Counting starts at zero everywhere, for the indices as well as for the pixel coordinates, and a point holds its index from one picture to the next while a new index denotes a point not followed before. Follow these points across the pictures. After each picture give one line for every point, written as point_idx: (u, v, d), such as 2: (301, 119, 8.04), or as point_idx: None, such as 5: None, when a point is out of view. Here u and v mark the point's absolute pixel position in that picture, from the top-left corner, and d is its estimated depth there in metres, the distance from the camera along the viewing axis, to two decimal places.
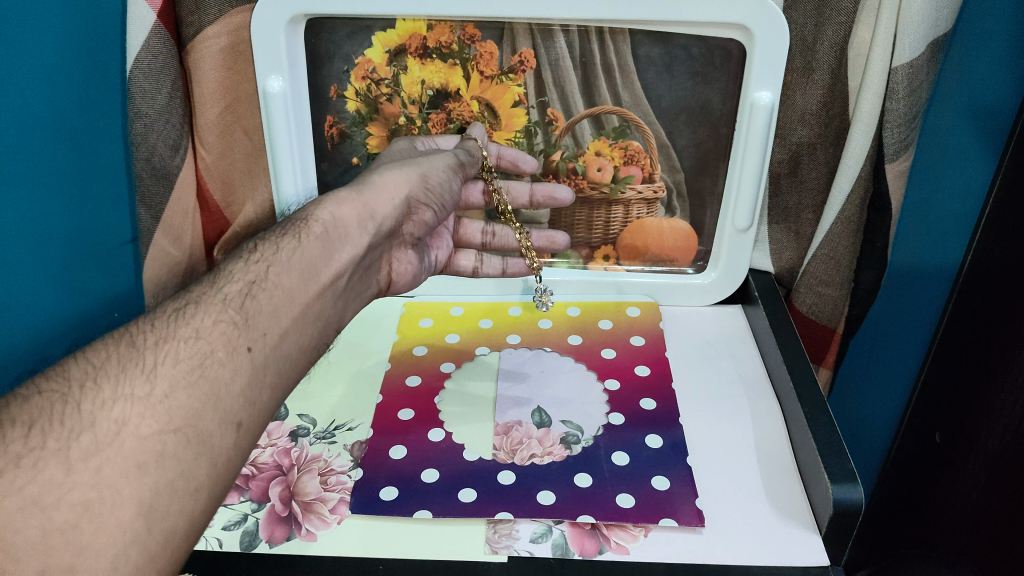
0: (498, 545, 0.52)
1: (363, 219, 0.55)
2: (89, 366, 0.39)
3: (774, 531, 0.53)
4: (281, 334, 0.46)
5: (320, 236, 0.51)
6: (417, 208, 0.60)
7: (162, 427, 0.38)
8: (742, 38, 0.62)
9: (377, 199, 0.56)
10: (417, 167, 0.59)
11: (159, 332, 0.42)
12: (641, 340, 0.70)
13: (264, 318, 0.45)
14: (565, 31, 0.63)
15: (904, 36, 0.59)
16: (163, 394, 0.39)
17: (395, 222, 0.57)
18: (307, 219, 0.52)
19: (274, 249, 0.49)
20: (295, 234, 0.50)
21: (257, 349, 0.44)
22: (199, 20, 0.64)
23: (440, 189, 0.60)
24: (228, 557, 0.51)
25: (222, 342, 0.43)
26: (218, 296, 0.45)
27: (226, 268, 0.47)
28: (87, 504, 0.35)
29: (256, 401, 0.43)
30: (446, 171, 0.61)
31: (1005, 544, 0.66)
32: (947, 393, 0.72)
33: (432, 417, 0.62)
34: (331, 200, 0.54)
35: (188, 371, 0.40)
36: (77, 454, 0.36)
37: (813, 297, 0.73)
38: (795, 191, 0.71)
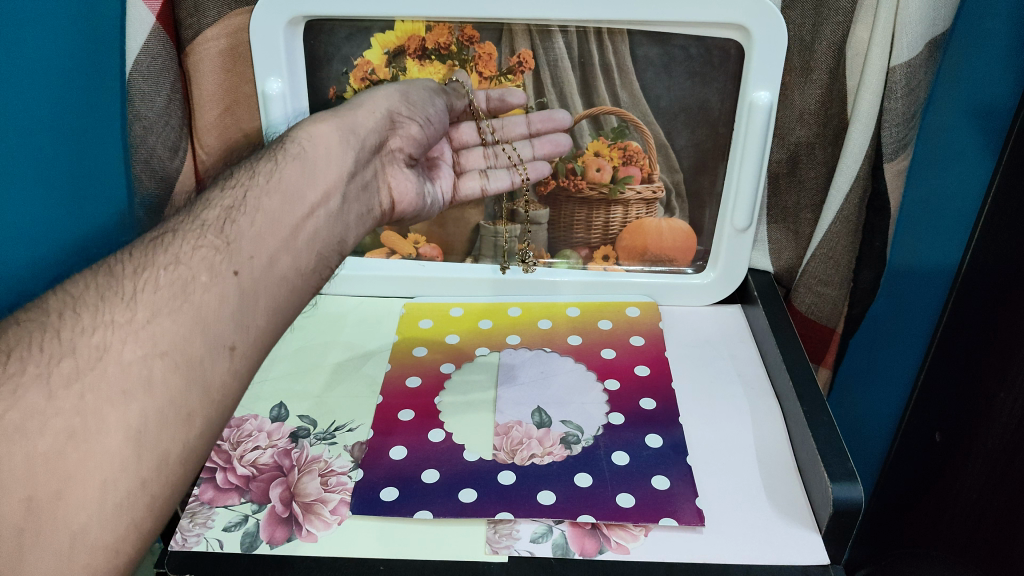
0: (499, 545, 0.52)
1: (344, 134, 0.55)
2: (68, 297, 0.40)
3: (775, 531, 0.53)
4: (270, 259, 0.45)
5: (296, 157, 0.50)
6: (401, 121, 0.62)
7: (147, 351, 0.38)
8: (740, 37, 0.62)
9: (361, 113, 0.59)
10: (398, 87, 0.64)
11: (137, 261, 0.42)
12: (640, 339, 0.70)
13: (249, 243, 0.44)
14: (564, 32, 0.63)
15: (902, 36, 0.59)
16: (146, 319, 0.39)
17: (381, 135, 0.60)
18: (287, 143, 0.52)
19: (251, 175, 0.48)
20: (273, 158, 0.50)
21: (244, 274, 0.43)
22: (198, 23, 0.64)
23: (420, 104, 0.64)
24: (229, 558, 0.52)
25: (204, 268, 0.42)
26: (196, 223, 0.44)
27: (204, 198, 0.47)
28: (71, 432, 0.35)
29: (249, 327, 0.43)
30: (425, 91, 0.65)
31: (1005, 543, 0.65)
32: (943, 384, 0.73)
33: (432, 418, 0.62)
34: (314, 117, 0.56)
35: (171, 298, 0.40)
36: (58, 381, 0.36)
37: (811, 296, 0.73)
38: (794, 191, 0.71)
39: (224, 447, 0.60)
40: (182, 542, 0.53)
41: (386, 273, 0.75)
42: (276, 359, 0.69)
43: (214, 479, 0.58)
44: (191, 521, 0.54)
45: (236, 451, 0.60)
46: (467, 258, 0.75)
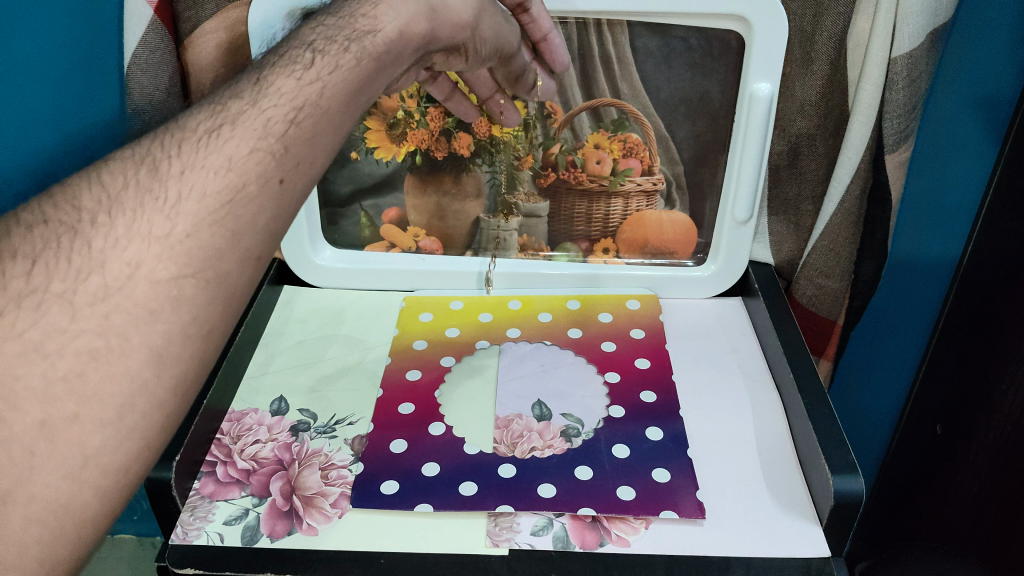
0: (499, 537, 0.52)
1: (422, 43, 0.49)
2: (104, 194, 0.37)
3: (776, 523, 0.53)
4: (314, 163, 0.42)
5: (372, 54, 0.44)
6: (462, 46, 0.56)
7: (180, 270, 0.36)
8: (741, 29, 0.61)
9: (445, 23, 0.51)
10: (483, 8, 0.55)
11: (185, 158, 0.38)
12: (640, 332, 0.69)
13: (302, 151, 0.41)
14: (564, 23, 0.63)
15: (904, 27, 0.59)
16: (185, 233, 0.37)
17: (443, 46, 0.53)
18: (364, 16, 0.46)
19: (332, 65, 0.42)
20: (355, 49, 0.44)
21: (289, 183, 0.40)
22: (197, 15, 0.64)
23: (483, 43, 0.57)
24: (229, 551, 0.52)
25: (255, 173, 0.39)
26: (261, 118, 0.40)
27: (273, 79, 0.41)
28: (94, 352, 0.34)
29: (278, 233, 0.41)
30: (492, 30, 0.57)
31: (1006, 535, 0.65)
32: (945, 376, 0.72)
33: (433, 410, 0.62)
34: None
35: (214, 209, 0.37)
36: (84, 298, 0.35)
37: (812, 288, 0.72)
38: (794, 182, 0.71)
39: (224, 441, 0.60)
40: (182, 535, 0.53)
41: (386, 264, 0.75)
42: (276, 353, 0.69)
43: (215, 473, 0.58)
44: (191, 515, 0.54)
45: (237, 445, 0.60)
46: (468, 250, 0.75)
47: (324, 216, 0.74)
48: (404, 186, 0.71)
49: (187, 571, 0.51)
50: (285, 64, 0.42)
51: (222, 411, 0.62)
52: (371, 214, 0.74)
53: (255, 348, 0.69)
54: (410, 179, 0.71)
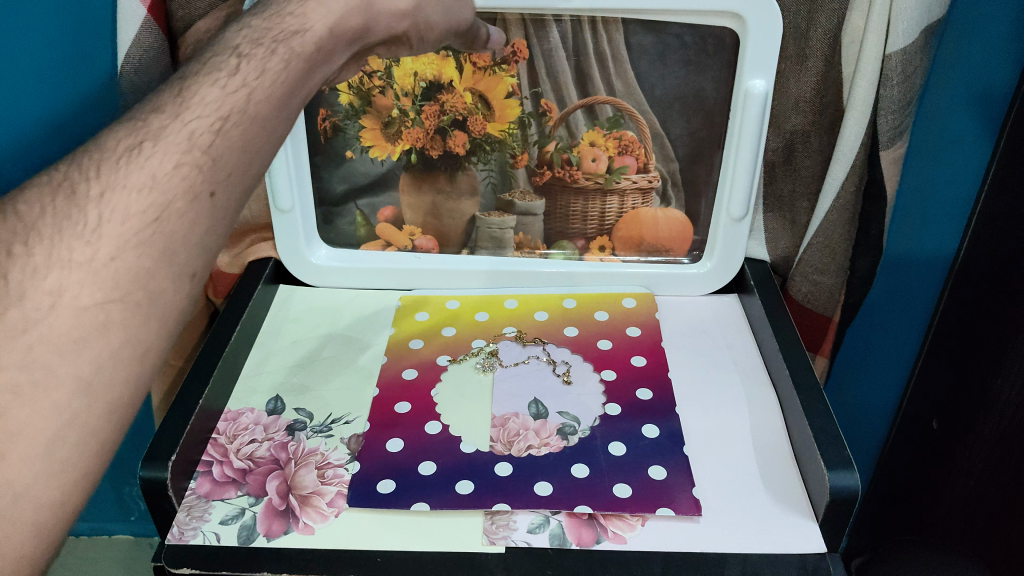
0: (496, 535, 0.52)
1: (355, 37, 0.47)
2: (20, 223, 0.36)
3: (772, 519, 0.54)
4: (248, 168, 0.40)
5: (299, 52, 0.42)
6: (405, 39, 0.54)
7: (106, 294, 0.36)
8: (735, 26, 0.61)
9: (385, 9, 0.49)
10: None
11: (105, 179, 0.37)
12: (636, 330, 0.69)
13: (231, 160, 0.39)
14: (558, 20, 0.63)
15: (898, 24, 0.60)
16: (110, 255, 0.36)
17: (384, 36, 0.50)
18: (291, 13, 0.43)
19: (257, 67, 0.40)
20: (280, 49, 0.41)
21: (220, 194, 0.39)
22: (189, 14, 0.64)
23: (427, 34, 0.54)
24: (226, 551, 0.52)
25: (181, 189, 0.38)
26: (183, 132, 0.38)
27: (195, 88, 0.40)
28: (16, 389, 0.34)
29: (214, 247, 0.40)
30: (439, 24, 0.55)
31: (1004, 526, 0.65)
32: (943, 371, 0.72)
33: (429, 409, 0.62)
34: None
35: (139, 228, 0.37)
36: (6, 332, 0.34)
37: (808, 285, 0.72)
38: (789, 179, 0.71)
39: (220, 441, 0.60)
40: (179, 535, 0.53)
41: (382, 263, 0.75)
42: (272, 352, 0.69)
43: (211, 473, 0.57)
44: (188, 515, 0.54)
45: (233, 445, 0.60)
46: (464, 249, 0.75)
47: (320, 215, 0.74)
48: (399, 184, 0.71)
49: (184, 570, 0.51)
50: (208, 73, 0.40)
51: (218, 410, 0.62)
52: (367, 213, 0.74)
53: (251, 348, 0.69)
54: (405, 178, 0.71)
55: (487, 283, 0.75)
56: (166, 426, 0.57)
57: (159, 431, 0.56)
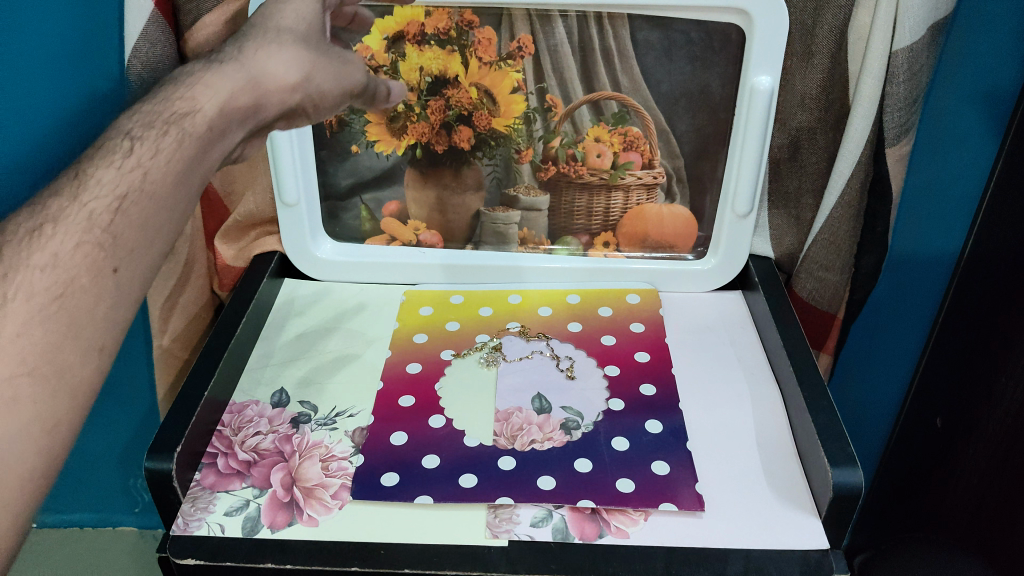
0: (499, 529, 0.53)
1: (256, 110, 0.49)
2: None
3: (775, 515, 0.54)
4: (149, 244, 0.43)
5: (187, 122, 0.45)
6: (300, 113, 0.53)
7: (13, 370, 0.37)
8: (741, 22, 0.62)
9: (272, 85, 0.49)
10: (312, 62, 0.51)
11: (6, 261, 0.38)
12: (640, 326, 0.69)
13: (134, 234, 0.42)
14: (564, 16, 0.63)
15: (904, 21, 0.60)
16: (16, 332, 0.37)
17: (285, 110, 0.51)
18: (181, 98, 0.46)
19: (151, 150, 0.44)
20: (174, 129, 0.45)
21: (124, 270, 0.42)
22: (198, 8, 0.65)
23: (331, 103, 0.54)
24: (230, 542, 0.52)
25: (86, 266, 0.40)
26: (82, 212, 0.41)
27: (93, 174, 0.42)
28: None
29: (119, 321, 0.42)
30: (337, 92, 0.54)
31: (1006, 526, 0.64)
32: (946, 367, 0.73)
33: (433, 403, 0.62)
34: (212, 74, 0.47)
35: (48, 302, 0.38)
36: None
37: (813, 282, 0.72)
38: (795, 176, 0.71)
39: (225, 433, 0.60)
40: (184, 526, 0.53)
41: (386, 257, 0.75)
42: (277, 345, 0.69)
43: (215, 465, 0.58)
44: (192, 506, 0.55)
45: (237, 437, 0.60)
46: (468, 244, 0.75)
47: (325, 209, 0.74)
48: (404, 179, 0.71)
49: (189, 561, 0.51)
50: (104, 155, 0.43)
51: (223, 402, 0.62)
52: (372, 207, 0.74)
53: (255, 341, 0.69)
54: (410, 173, 0.71)
55: (491, 278, 0.75)
56: (171, 417, 0.57)
57: (164, 423, 0.57)
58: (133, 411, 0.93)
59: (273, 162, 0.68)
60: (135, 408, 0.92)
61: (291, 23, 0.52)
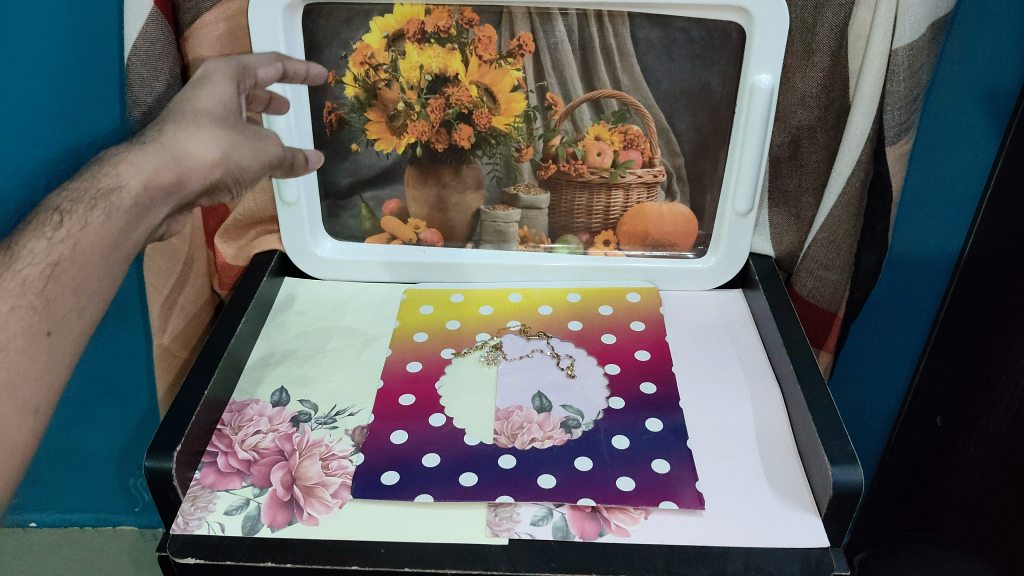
0: (499, 528, 0.53)
1: (178, 187, 0.51)
2: None
3: (776, 514, 0.54)
4: (79, 311, 0.46)
5: (111, 199, 0.47)
6: (223, 189, 0.55)
7: None
8: (742, 20, 0.62)
9: (194, 163, 0.51)
10: (230, 140, 0.53)
11: None
12: (640, 324, 0.69)
13: (66, 302, 0.45)
14: (564, 14, 0.63)
15: (904, 19, 0.59)
16: None
17: (208, 187, 0.53)
18: (105, 176, 0.48)
19: (78, 223, 0.46)
20: (98, 203, 0.47)
21: (57, 334, 0.44)
22: (197, 7, 0.64)
23: (252, 176, 0.55)
24: (230, 541, 0.52)
25: (21, 330, 0.43)
26: (15, 280, 0.43)
27: (24, 244, 0.45)
28: None
29: (55, 382, 0.45)
30: (262, 163, 0.56)
31: (1006, 525, 0.64)
32: (946, 367, 0.73)
33: (433, 402, 0.62)
34: (135, 154, 0.50)
35: None
36: None
37: (813, 281, 0.72)
38: (795, 175, 0.71)
39: (225, 431, 0.60)
40: (183, 525, 0.53)
41: (386, 256, 0.75)
42: (277, 344, 0.69)
43: (215, 464, 0.58)
44: (192, 505, 0.55)
45: (238, 435, 0.60)
46: (469, 243, 0.75)
47: (325, 208, 0.74)
48: (404, 178, 0.71)
49: (188, 560, 0.51)
50: (34, 229, 0.45)
51: (222, 401, 0.62)
52: (372, 206, 0.74)
53: (255, 340, 0.69)
54: (410, 172, 0.71)
55: (491, 277, 0.75)
56: (171, 415, 0.57)
57: (163, 421, 0.56)
58: (134, 410, 0.93)
59: None
60: (135, 407, 0.92)
61: (207, 107, 0.55)
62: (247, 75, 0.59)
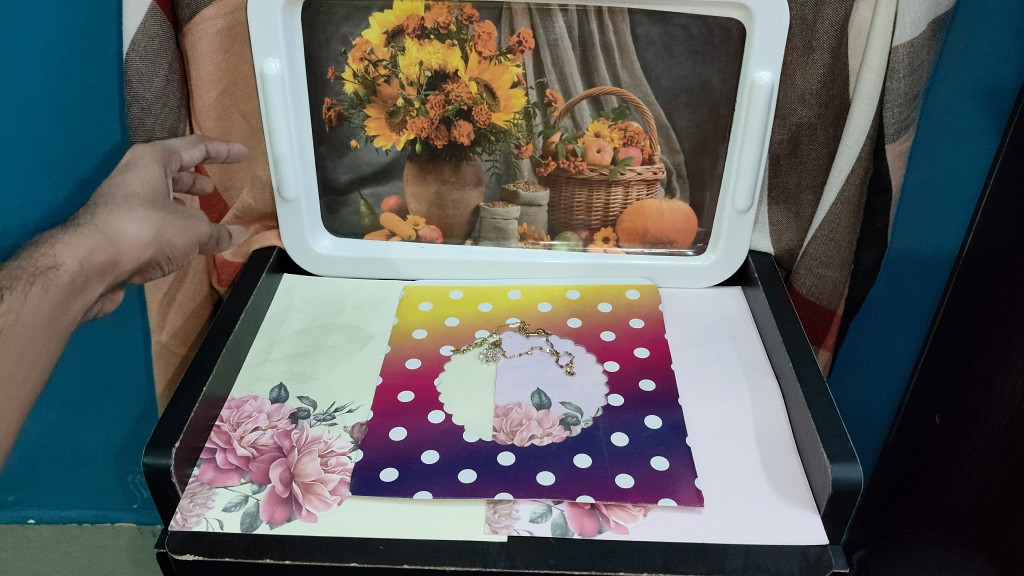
0: (499, 524, 0.53)
1: (111, 268, 0.54)
2: None
3: (775, 511, 0.54)
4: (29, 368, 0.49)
5: (49, 280, 0.50)
6: (153, 267, 0.58)
7: None
8: (742, 17, 0.61)
9: (126, 244, 0.55)
10: (161, 220, 0.57)
11: None
12: (640, 322, 0.69)
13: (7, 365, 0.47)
14: (564, 10, 0.63)
15: (905, 15, 0.59)
16: None
17: (137, 268, 0.56)
18: (41, 256, 0.51)
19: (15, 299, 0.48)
20: (33, 282, 0.49)
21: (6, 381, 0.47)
22: (195, 3, 0.64)
23: (182, 255, 0.59)
24: (229, 538, 0.52)
25: None
26: None
27: None
28: None
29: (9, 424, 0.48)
30: (192, 241, 0.59)
31: (1004, 524, 0.64)
32: (943, 364, 0.73)
33: (432, 399, 0.62)
34: (68, 236, 0.53)
35: None
36: None
37: (812, 278, 0.72)
38: (795, 172, 0.71)
39: (223, 428, 0.60)
40: (182, 521, 0.53)
41: (385, 253, 0.75)
42: (276, 341, 0.69)
43: (214, 461, 0.58)
44: (191, 502, 0.54)
45: (236, 432, 0.60)
46: (468, 240, 0.75)
47: (324, 205, 0.74)
48: (402, 175, 0.71)
49: (187, 556, 0.51)
50: None
51: (221, 398, 0.62)
52: (371, 202, 0.74)
53: (255, 336, 0.69)
54: (409, 168, 0.71)
55: (490, 275, 0.75)
56: (169, 412, 0.57)
57: (161, 418, 0.56)
58: (132, 407, 0.92)
59: (272, 157, 0.68)
60: (134, 404, 0.92)
61: (138, 190, 0.58)
62: (172, 158, 0.63)
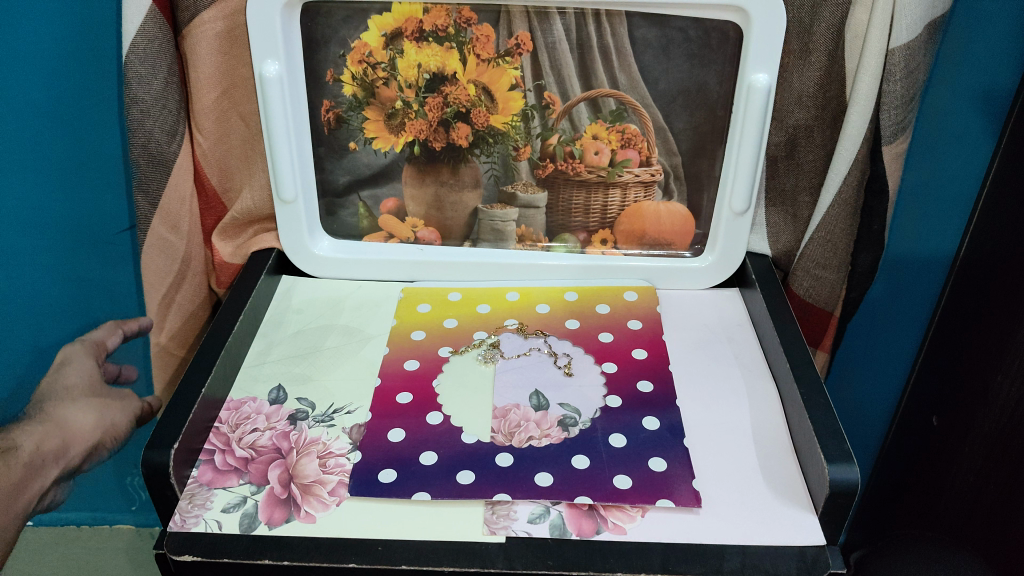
0: (497, 525, 0.53)
1: (66, 449, 0.62)
2: None
3: (773, 513, 0.54)
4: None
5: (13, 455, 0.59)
6: (106, 448, 0.66)
7: None
8: (739, 20, 0.62)
9: (75, 428, 0.64)
10: (101, 403, 0.67)
11: None
12: (638, 323, 0.69)
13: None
14: (562, 13, 0.63)
15: (901, 18, 0.60)
16: None
17: (89, 452, 0.64)
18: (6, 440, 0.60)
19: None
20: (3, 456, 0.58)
21: None
22: (194, 5, 0.64)
23: (121, 435, 0.68)
24: (228, 539, 0.52)
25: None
26: None
27: None
28: None
29: None
30: (129, 419, 0.69)
31: (1001, 524, 0.64)
32: (940, 365, 0.74)
33: (431, 401, 0.62)
34: (28, 427, 0.62)
35: None
36: None
37: (810, 280, 0.72)
38: (792, 174, 0.71)
39: (223, 429, 0.60)
40: (181, 523, 0.53)
41: (384, 254, 0.75)
42: (275, 342, 0.69)
43: (213, 462, 0.58)
44: (190, 503, 0.55)
45: (235, 434, 0.60)
46: (466, 241, 0.75)
47: (323, 206, 0.74)
48: (401, 176, 0.71)
49: (186, 557, 0.51)
50: None
51: (220, 399, 0.62)
52: (370, 204, 0.74)
53: (254, 337, 0.69)
54: (408, 170, 0.71)
55: (488, 276, 0.75)
56: (168, 413, 0.57)
57: (160, 419, 0.56)
58: None
59: (271, 160, 0.69)
60: None
61: (75, 380, 0.68)
62: (99, 348, 0.75)
